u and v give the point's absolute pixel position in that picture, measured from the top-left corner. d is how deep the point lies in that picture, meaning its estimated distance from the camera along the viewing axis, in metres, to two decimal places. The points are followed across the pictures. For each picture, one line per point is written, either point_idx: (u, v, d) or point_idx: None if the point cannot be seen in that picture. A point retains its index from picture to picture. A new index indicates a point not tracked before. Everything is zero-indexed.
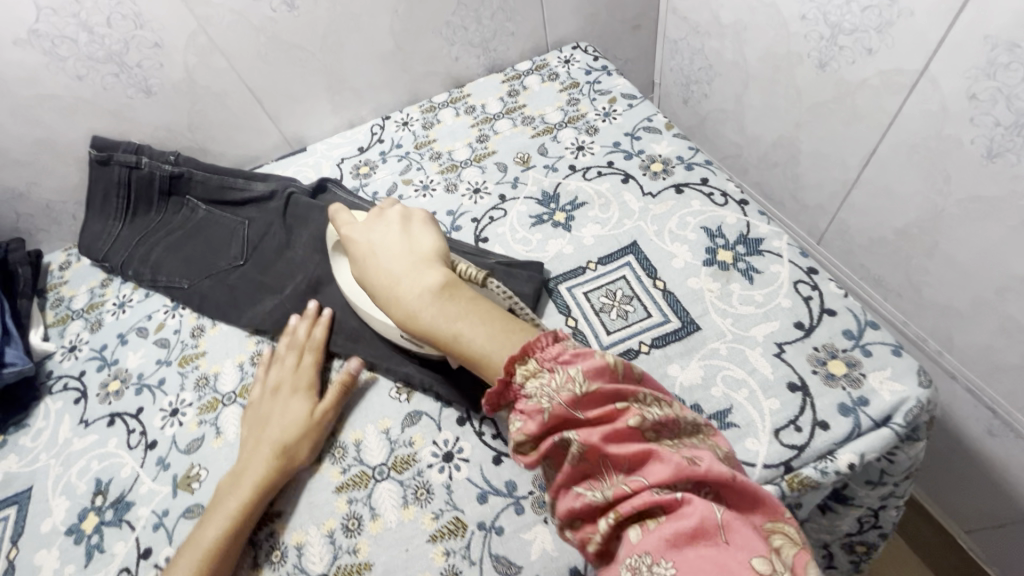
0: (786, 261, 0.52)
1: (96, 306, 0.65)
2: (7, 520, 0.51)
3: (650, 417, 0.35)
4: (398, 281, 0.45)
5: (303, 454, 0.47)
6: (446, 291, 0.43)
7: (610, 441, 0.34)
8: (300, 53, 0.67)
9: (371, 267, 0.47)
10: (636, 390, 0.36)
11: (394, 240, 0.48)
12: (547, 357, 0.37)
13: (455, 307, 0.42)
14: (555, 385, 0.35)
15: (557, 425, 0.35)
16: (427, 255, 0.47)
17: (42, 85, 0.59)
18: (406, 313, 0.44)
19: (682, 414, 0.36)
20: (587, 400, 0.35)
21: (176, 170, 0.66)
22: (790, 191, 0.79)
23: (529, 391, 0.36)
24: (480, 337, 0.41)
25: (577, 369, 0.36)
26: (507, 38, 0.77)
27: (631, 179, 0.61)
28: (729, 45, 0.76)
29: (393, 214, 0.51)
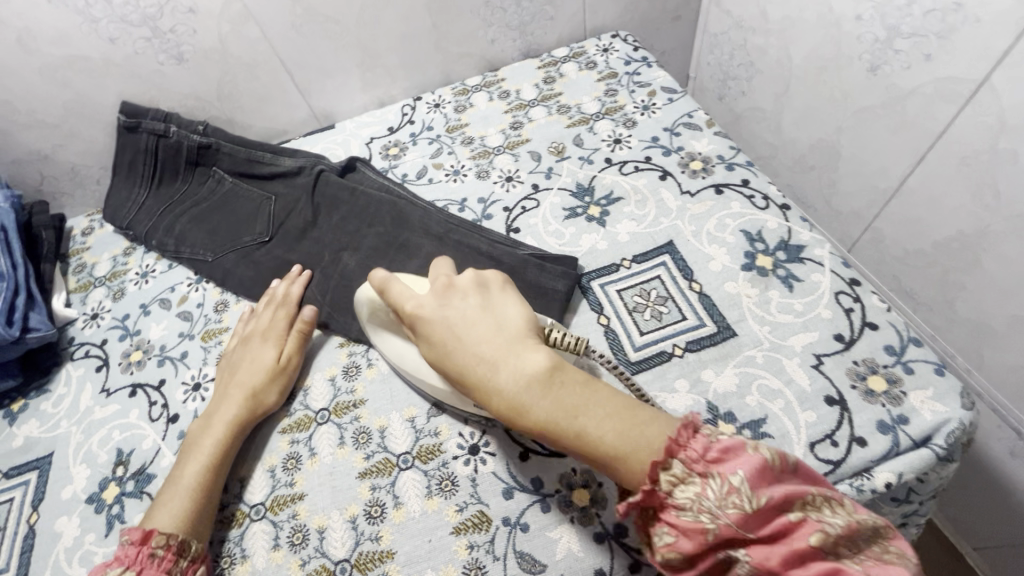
0: (828, 270, 0.50)
1: (119, 274, 0.64)
2: (28, 485, 0.51)
3: (830, 528, 0.29)
4: (498, 366, 0.37)
5: (271, 398, 0.50)
6: (556, 377, 0.36)
7: (788, 562, 0.29)
8: (335, 26, 0.65)
9: (456, 348, 0.39)
10: (804, 493, 0.30)
11: (476, 316, 0.40)
12: (696, 461, 0.31)
13: (572, 397, 0.35)
14: (715, 498, 0.30)
15: (720, 543, 0.30)
16: (520, 332, 0.39)
17: (73, 46, 0.58)
18: (514, 409, 0.36)
19: (859, 514, 0.30)
20: (756, 515, 0.30)
21: (204, 140, 0.65)
22: (824, 196, 0.77)
23: (681, 503, 0.31)
24: (610, 434, 0.33)
25: (737, 477, 0.30)
26: (545, 23, 0.75)
27: (669, 176, 0.60)
28: (774, 43, 0.74)
29: (464, 281, 0.43)
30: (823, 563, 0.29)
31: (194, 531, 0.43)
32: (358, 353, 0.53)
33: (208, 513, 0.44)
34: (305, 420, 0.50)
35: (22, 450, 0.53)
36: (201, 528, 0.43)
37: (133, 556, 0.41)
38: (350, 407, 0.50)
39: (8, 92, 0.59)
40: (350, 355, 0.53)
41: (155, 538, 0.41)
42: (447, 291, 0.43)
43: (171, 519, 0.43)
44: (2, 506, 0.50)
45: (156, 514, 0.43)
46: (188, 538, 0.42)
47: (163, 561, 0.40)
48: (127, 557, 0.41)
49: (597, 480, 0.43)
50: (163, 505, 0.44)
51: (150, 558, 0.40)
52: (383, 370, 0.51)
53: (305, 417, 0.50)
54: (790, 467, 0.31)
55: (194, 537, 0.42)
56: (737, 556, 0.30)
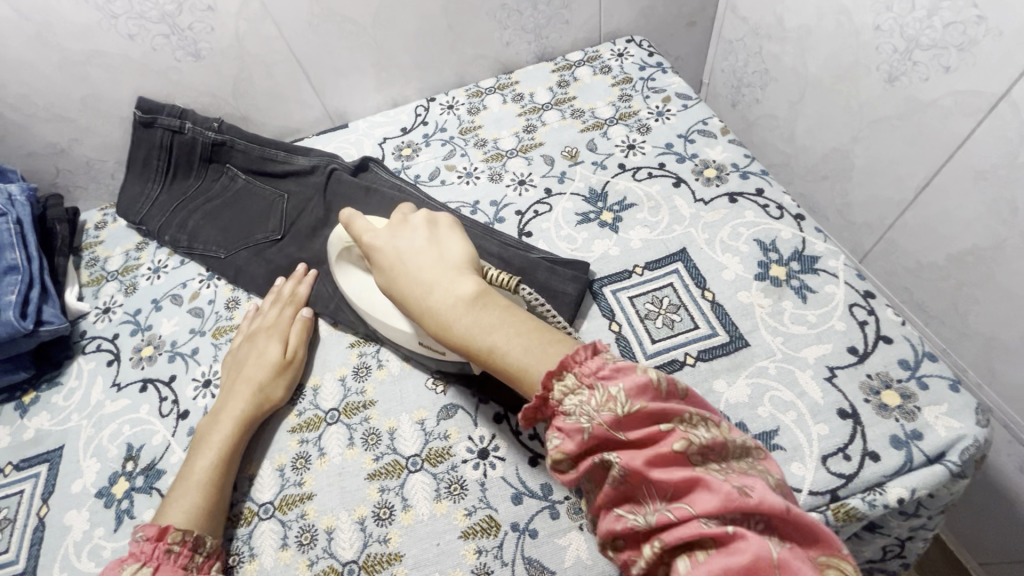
0: (843, 282, 0.50)
1: (131, 269, 0.64)
2: (38, 478, 0.51)
3: (697, 439, 0.32)
4: (431, 289, 0.42)
5: (278, 393, 0.50)
6: (480, 301, 0.40)
7: (654, 467, 0.32)
8: (351, 26, 0.65)
9: (400, 274, 0.44)
10: (681, 409, 0.33)
11: (421, 247, 0.45)
12: (586, 373, 0.34)
13: (489, 317, 0.39)
14: (595, 403, 0.33)
15: (597, 445, 0.33)
16: (459, 263, 0.43)
17: (93, 41, 0.58)
18: (439, 325, 0.41)
19: (728, 434, 0.33)
20: (630, 420, 0.33)
21: (219, 137, 0.65)
22: (836, 206, 0.77)
23: (568, 408, 0.34)
24: (517, 348, 0.38)
25: (619, 387, 0.33)
26: (560, 26, 0.75)
27: (683, 183, 0.60)
28: (790, 51, 0.73)
29: (417, 219, 0.48)
30: (684, 468, 0.31)
31: (208, 526, 0.43)
32: (368, 353, 0.53)
33: (219, 509, 0.44)
34: (314, 420, 0.50)
35: (32, 443, 0.53)
36: (214, 525, 0.44)
37: (149, 553, 0.41)
38: (359, 407, 0.50)
39: (26, 85, 0.60)
40: (361, 356, 0.53)
41: (171, 534, 0.41)
42: (400, 225, 0.48)
43: (184, 514, 0.43)
44: (12, 498, 0.50)
45: (169, 511, 0.43)
46: (203, 533, 0.42)
47: (180, 556, 0.41)
48: (143, 553, 0.41)
49: None
50: (175, 501, 0.44)
51: (167, 554, 0.41)
52: (393, 371, 0.52)
53: (315, 417, 0.50)
54: (675, 389, 0.34)
55: (208, 532, 0.43)
56: (610, 459, 0.32)
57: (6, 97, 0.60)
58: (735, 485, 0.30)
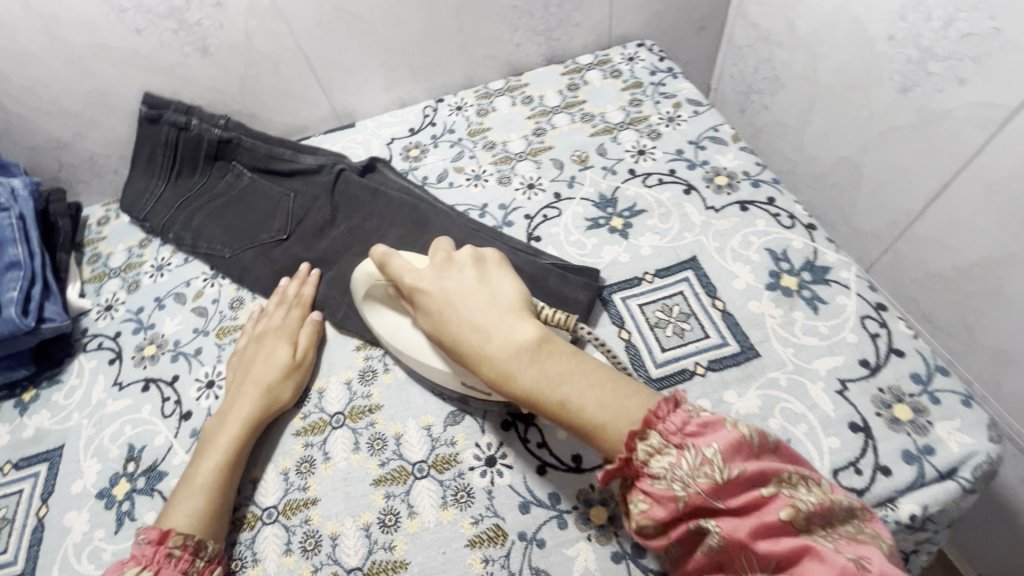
0: (854, 293, 0.50)
1: (134, 266, 0.64)
2: (37, 477, 0.50)
3: (802, 503, 0.30)
4: (487, 336, 0.38)
5: (286, 395, 0.50)
6: (544, 349, 0.37)
7: (756, 535, 0.30)
8: (362, 25, 0.64)
9: (451, 319, 0.41)
10: (781, 469, 0.31)
11: (472, 290, 0.41)
12: (675, 432, 0.32)
13: (557, 367, 0.36)
14: (689, 466, 0.31)
15: (692, 511, 0.31)
16: (514, 305, 0.40)
17: (100, 35, 0.57)
18: (502, 379, 0.36)
19: (833, 495, 0.31)
20: (729, 486, 0.30)
21: (225, 135, 0.64)
22: (843, 215, 0.76)
23: (658, 471, 0.32)
24: (591, 402, 0.34)
25: (714, 449, 0.31)
26: (571, 29, 0.74)
27: (694, 190, 0.59)
28: (801, 58, 0.73)
29: (463, 255, 0.44)
30: (790, 536, 0.29)
31: (210, 530, 0.43)
32: (375, 357, 0.53)
33: (223, 513, 0.44)
34: (319, 424, 0.49)
35: (32, 441, 0.52)
36: (216, 529, 0.43)
37: (150, 556, 0.40)
38: (365, 412, 0.49)
39: (31, 78, 0.59)
40: (367, 359, 0.53)
41: (172, 537, 0.41)
42: (446, 265, 0.44)
43: (188, 518, 0.42)
44: (11, 497, 0.49)
45: (171, 513, 0.43)
46: (205, 538, 0.42)
47: (181, 561, 0.40)
48: (144, 556, 0.41)
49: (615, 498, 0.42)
50: (179, 504, 0.43)
51: (167, 558, 0.40)
52: (400, 376, 0.51)
53: (320, 420, 0.49)
54: (771, 444, 0.32)
55: (211, 537, 0.42)
56: (708, 526, 0.31)
57: (11, 90, 0.59)
58: (850, 557, 0.28)
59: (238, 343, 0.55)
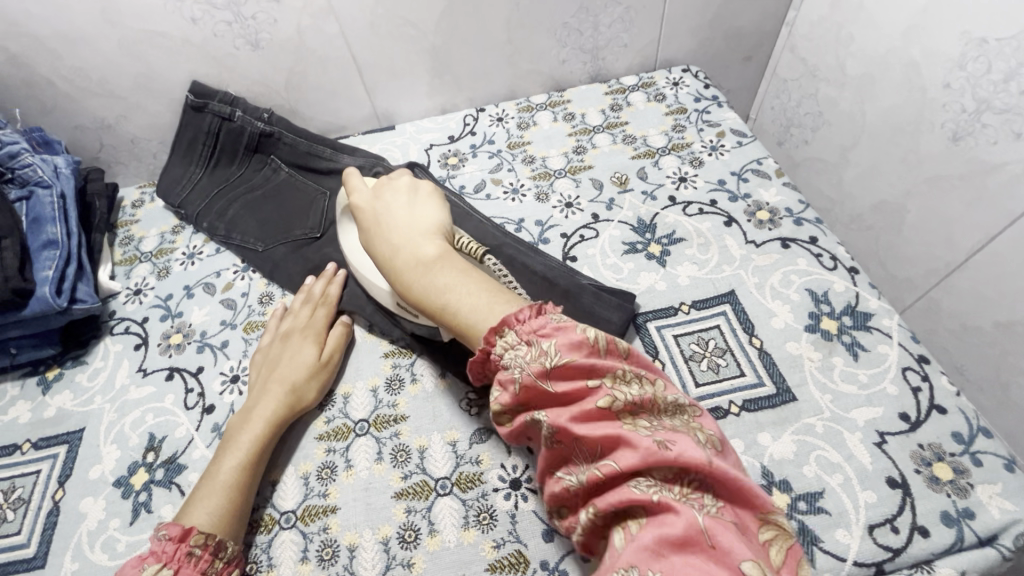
0: (896, 343, 0.49)
1: (166, 252, 0.64)
2: (56, 459, 0.50)
3: (624, 396, 0.33)
4: (398, 250, 0.45)
5: (311, 395, 0.49)
6: (438, 264, 0.43)
7: (581, 420, 0.33)
8: (413, 31, 0.64)
9: (377, 234, 0.47)
10: (613, 365, 0.34)
11: (398, 213, 0.48)
12: (526, 329, 0.35)
13: (443, 276, 0.42)
14: (530, 357, 0.34)
15: (530, 398, 0.34)
16: (431, 227, 0.46)
17: (154, 23, 0.57)
18: (402, 281, 0.44)
19: (664, 390, 0.34)
20: (560, 375, 0.34)
21: (268, 128, 0.64)
22: (879, 258, 0.75)
23: (507, 362, 0.35)
24: (466, 304, 0.40)
25: (552, 344, 0.34)
26: (618, 49, 0.74)
27: (734, 223, 0.58)
28: (848, 97, 0.72)
29: (402, 184, 0.51)
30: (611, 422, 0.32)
31: (230, 531, 0.42)
32: (402, 365, 0.52)
33: (244, 513, 0.44)
34: (343, 430, 0.49)
35: (54, 422, 0.52)
36: (236, 530, 0.43)
37: (171, 554, 0.40)
38: (390, 421, 0.49)
39: (82, 59, 0.58)
40: (394, 367, 0.52)
41: (194, 536, 0.41)
42: (384, 191, 0.50)
43: (209, 517, 0.42)
44: (28, 477, 0.49)
45: (194, 510, 0.42)
46: (225, 538, 0.42)
47: (201, 560, 0.40)
48: (166, 553, 0.40)
49: None
50: (200, 501, 0.43)
51: (188, 557, 0.40)
52: (426, 388, 0.50)
53: (344, 427, 0.49)
54: (614, 346, 0.35)
55: (230, 537, 0.42)
56: (541, 413, 0.34)
57: (62, 70, 0.59)
58: (657, 440, 0.31)
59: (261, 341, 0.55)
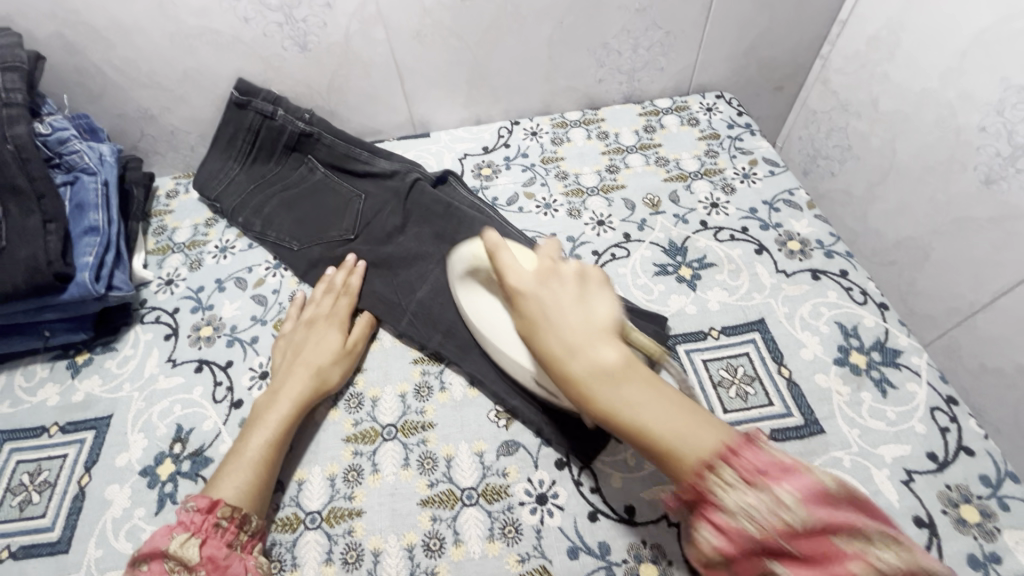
0: (925, 382, 0.49)
1: (198, 245, 0.64)
2: (83, 444, 0.50)
3: (884, 565, 0.28)
4: (577, 354, 0.36)
5: (335, 378, 0.50)
6: (628, 373, 0.35)
7: None
8: (457, 42, 0.65)
9: (544, 331, 0.38)
10: (858, 520, 0.29)
11: (571, 303, 0.39)
12: (750, 469, 0.30)
13: (640, 394, 0.34)
14: (762, 505, 0.30)
15: (760, 553, 0.30)
16: (612, 326, 0.38)
17: (209, 20, 0.58)
18: (585, 396, 0.35)
19: (920, 559, 0.29)
20: (805, 531, 0.29)
21: (308, 129, 0.65)
22: (900, 294, 0.75)
23: (728, 504, 0.30)
24: (669, 430, 0.33)
25: (790, 491, 0.30)
26: (654, 72, 0.75)
27: (765, 251, 0.59)
28: (880, 133, 0.73)
29: (569, 266, 0.41)
30: None
31: (255, 505, 0.43)
32: (431, 373, 0.52)
33: (268, 489, 0.44)
34: (371, 433, 0.49)
35: (82, 406, 0.52)
36: (260, 505, 0.43)
37: (199, 524, 0.41)
38: (418, 428, 0.49)
39: (134, 50, 0.59)
40: (423, 374, 0.52)
41: (221, 508, 0.41)
42: (550, 274, 0.41)
43: (236, 490, 0.43)
44: (55, 461, 0.49)
45: (220, 484, 0.43)
46: (251, 512, 0.42)
47: (227, 532, 0.41)
48: (193, 523, 0.41)
49: (667, 558, 0.42)
50: (227, 476, 0.44)
51: (215, 528, 0.41)
52: (455, 397, 0.51)
53: (371, 430, 0.49)
54: (848, 494, 0.31)
55: (255, 511, 0.43)
56: (775, 570, 0.29)
57: (113, 60, 0.60)
58: None
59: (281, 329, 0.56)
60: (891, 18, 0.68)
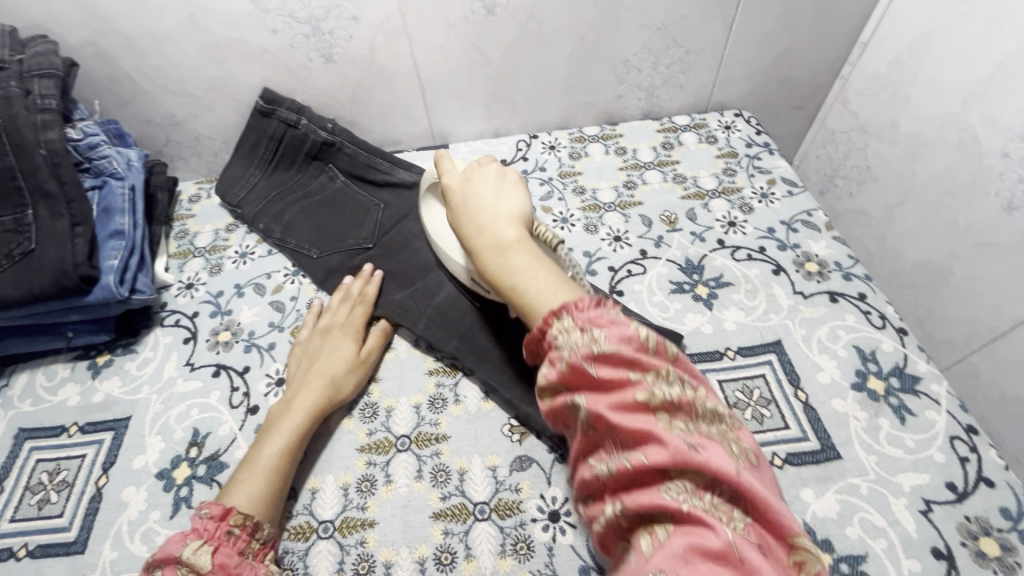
0: (945, 410, 0.48)
1: (219, 250, 0.65)
2: (102, 445, 0.51)
3: (664, 396, 0.33)
4: (482, 230, 0.46)
5: (349, 388, 0.51)
6: (515, 247, 0.43)
7: (619, 411, 0.34)
8: (479, 56, 0.66)
9: (463, 216, 0.48)
10: (659, 364, 0.34)
11: (487, 198, 0.48)
12: (583, 316, 0.36)
13: (520, 260, 0.42)
14: (581, 341, 0.35)
15: (573, 382, 0.35)
16: (517, 214, 0.47)
17: (239, 31, 0.59)
18: (481, 261, 0.45)
19: (703, 398, 0.34)
20: (606, 363, 0.34)
21: (330, 138, 0.66)
22: (917, 317, 0.75)
23: (558, 342, 0.36)
24: (534, 286, 0.40)
25: (605, 332, 0.35)
26: (673, 89, 0.75)
27: (783, 272, 0.59)
28: (900, 155, 0.73)
29: (492, 172, 0.51)
30: (645, 417, 0.33)
31: (268, 514, 0.44)
32: (446, 385, 0.52)
33: (281, 498, 0.45)
34: (385, 444, 0.49)
35: (101, 407, 0.53)
36: (273, 513, 0.44)
37: (212, 531, 0.42)
38: (432, 440, 0.49)
39: (165, 59, 0.60)
40: (438, 386, 0.52)
41: (233, 515, 0.42)
42: (476, 176, 0.51)
43: (249, 498, 0.43)
44: (73, 461, 0.50)
45: (234, 491, 0.44)
46: (263, 520, 0.43)
47: (238, 540, 0.42)
48: (206, 531, 0.42)
49: None
50: (241, 483, 0.44)
51: (227, 536, 0.42)
52: (469, 410, 0.51)
53: (385, 441, 0.49)
54: (663, 347, 0.35)
55: (267, 520, 0.43)
56: (581, 398, 0.35)
57: (144, 67, 0.61)
58: (689, 443, 0.32)
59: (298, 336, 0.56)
60: (914, 41, 0.68)
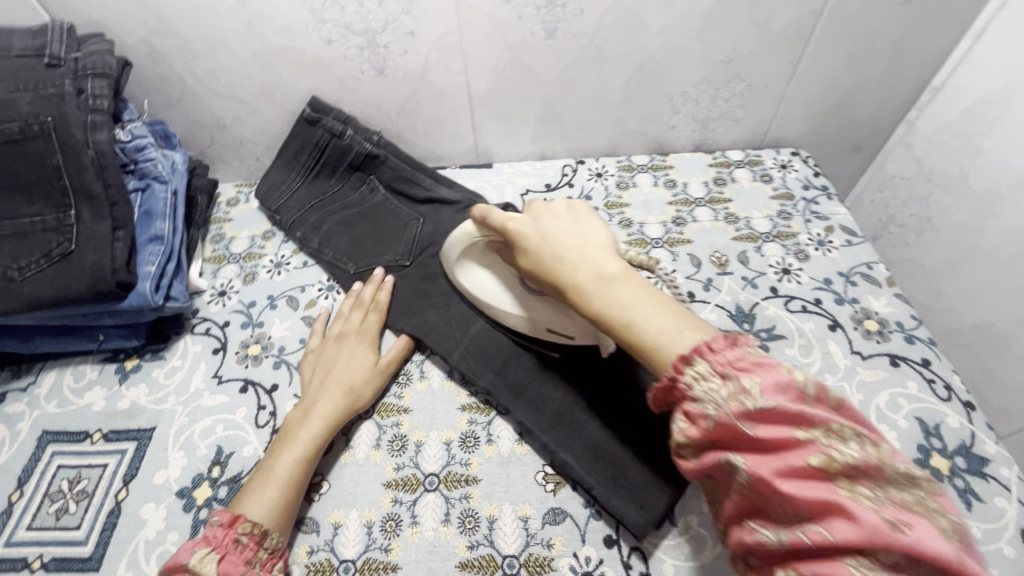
0: (1015, 499, 0.45)
1: (254, 257, 0.64)
2: (124, 456, 0.49)
3: (842, 456, 0.29)
4: (578, 264, 0.42)
5: (366, 397, 0.50)
6: (621, 279, 0.41)
7: (784, 475, 0.30)
8: (533, 78, 0.64)
9: (547, 255, 0.44)
10: (827, 418, 0.30)
11: (568, 232, 0.45)
12: (722, 362, 0.33)
13: (629, 292, 0.40)
14: (727, 393, 0.32)
15: (722, 441, 0.32)
16: (608, 243, 0.44)
17: (294, 38, 0.58)
18: (582, 297, 0.41)
19: (889, 457, 0.29)
20: (762, 419, 0.31)
21: (375, 151, 0.65)
22: (973, 380, 0.71)
23: (699, 393, 0.33)
24: (654, 326, 0.37)
25: (756, 383, 0.32)
26: (730, 123, 0.72)
27: (840, 328, 0.56)
28: (966, 209, 0.69)
29: (557, 205, 0.48)
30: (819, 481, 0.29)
31: (280, 525, 0.42)
32: (479, 423, 0.50)
33: (295, 508, 0.44)
34: (412, 481, 0.47)
35: (126, 415, 0.52)
36: (284, 524, 0.43)
37: (219, 539, 0.40)
38: (461, 481, 0.47)
39: (217, 62, 0.59)
40: (470, 424, 0.50)
41: (242, 523, 0.41)
42: (537, 215, 0.47)
43: (261, 508, 0.42)
44: (95, 470, 0.49)
45: (245, 500, 0.43)
46: (271, 529, 0.42)
47: (246, 549, 0.40)
48: (214, 538, 0.40)
49: None
50: (252, 492, 0.43)
51: (235, 544, 0.40)
52: (502, 452, 0.48)
53: (413, 477, 0.47)
54: (827, 397, 0.31)
55: (277, 530, 0.42)
56: (736, 460, 0.31)
57: (196, 69, 0.60)
58: (885, 516, 0.27)
59: (314, 343, 0.55)
60: (993, 90, 0.64)
